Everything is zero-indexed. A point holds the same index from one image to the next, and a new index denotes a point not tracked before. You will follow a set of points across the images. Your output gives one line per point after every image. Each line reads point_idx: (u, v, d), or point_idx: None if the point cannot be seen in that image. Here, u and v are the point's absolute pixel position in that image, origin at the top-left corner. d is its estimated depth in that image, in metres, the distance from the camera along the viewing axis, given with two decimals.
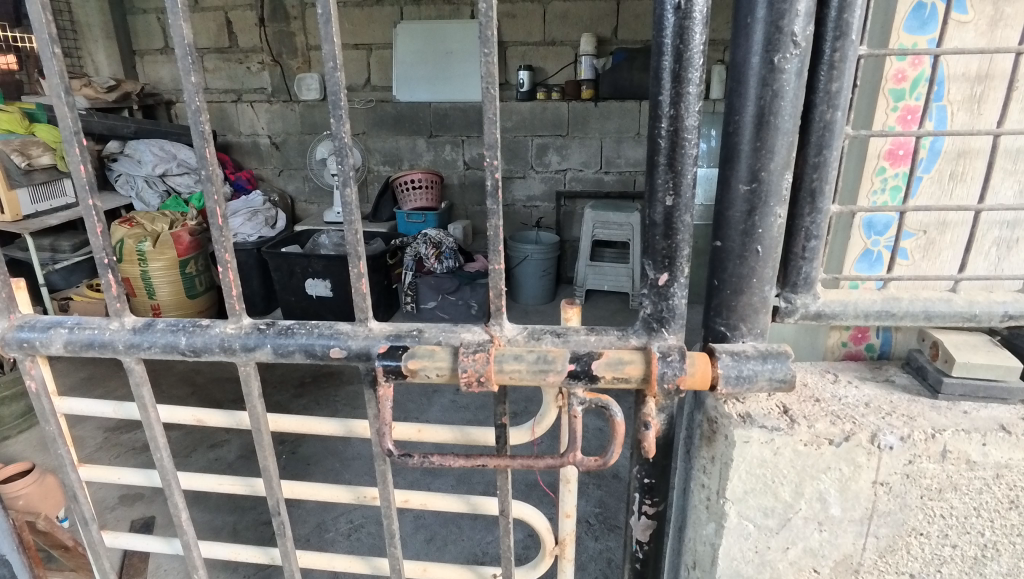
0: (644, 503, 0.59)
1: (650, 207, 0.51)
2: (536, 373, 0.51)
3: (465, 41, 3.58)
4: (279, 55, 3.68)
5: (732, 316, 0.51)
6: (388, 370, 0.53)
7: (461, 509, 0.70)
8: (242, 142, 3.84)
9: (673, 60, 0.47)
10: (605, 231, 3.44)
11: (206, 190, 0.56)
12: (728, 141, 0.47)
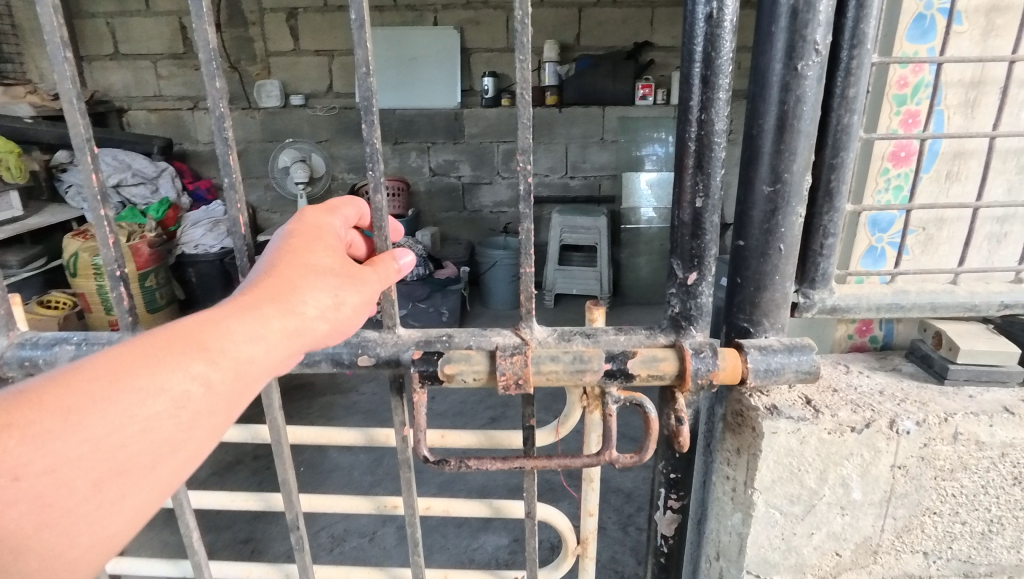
0: (670, 497, 0.63)
1: (679, 208, 0.55)
2: (573, 374, 0.55)
3: (429, 47, 3.56)
4: (238, 61, 3.62)
5: (755, 312, 0.55)
6: (424, 376, 0.57)
7: (483, 513, 0.75)
8: (200, 150, 3.72)
9: (703, 66, 0.50)
10: (573, 236, 3.49)
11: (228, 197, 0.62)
12: (751, 144, 0.51)
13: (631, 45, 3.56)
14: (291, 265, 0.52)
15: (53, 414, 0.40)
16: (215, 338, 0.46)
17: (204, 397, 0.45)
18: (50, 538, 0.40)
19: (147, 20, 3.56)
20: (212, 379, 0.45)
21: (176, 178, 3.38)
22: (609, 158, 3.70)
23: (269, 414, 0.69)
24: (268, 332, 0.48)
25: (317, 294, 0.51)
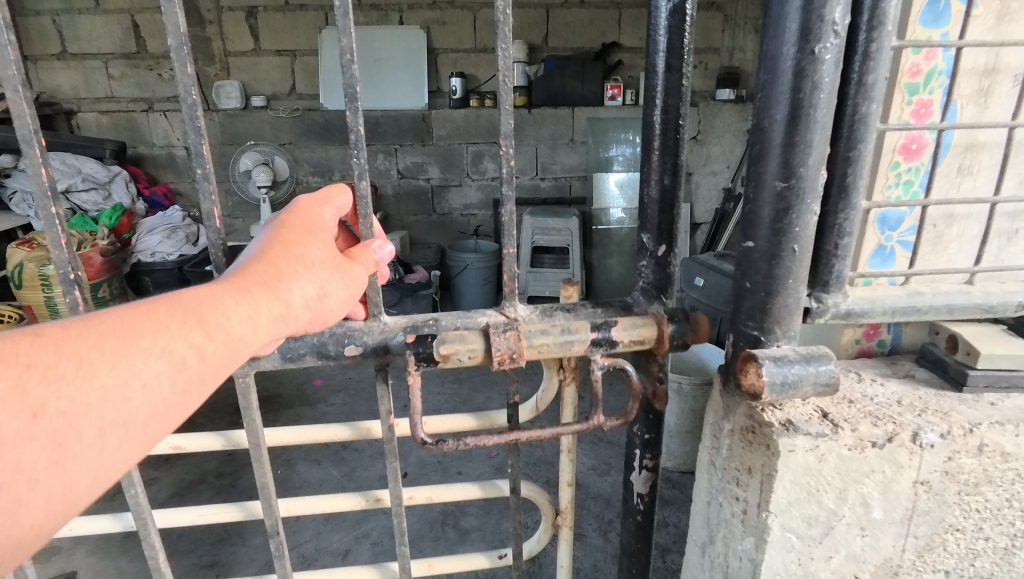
0: (645, 456, 0.76)
1: (649, 188, 0.66)
2: (563, 345, 0.64)
3: (394, 47, 3.49)
4: (195, 61, 3.49)
5: (767, 321, 0.56)
6: (424, 358, 0.63)
7: (473, 494, 0.80)
8: (156, 154, 3.57)
9: (665, 69, 0.62)
10: (544, 237, 3.46)
11: (201, 189, 0.63)
12: (763, 136, 0.52)
13: (598, 46, 3.55)
14: (279, 254, 0.55)
15: (67, 359, 0.42)
16: (213, 314, 0.49)
17: (197, 366, 0.48)
18: (56, 474, 0.41)
19: (96, 19, 3.40)
20: (205, 352, 0.48)
21: (131, 183, 3.20)
22: (579, 160, 3.69)
23: (246, 415, 0.70)
24: (257, 315, 0.52)
25: (302, 285, 0.55)
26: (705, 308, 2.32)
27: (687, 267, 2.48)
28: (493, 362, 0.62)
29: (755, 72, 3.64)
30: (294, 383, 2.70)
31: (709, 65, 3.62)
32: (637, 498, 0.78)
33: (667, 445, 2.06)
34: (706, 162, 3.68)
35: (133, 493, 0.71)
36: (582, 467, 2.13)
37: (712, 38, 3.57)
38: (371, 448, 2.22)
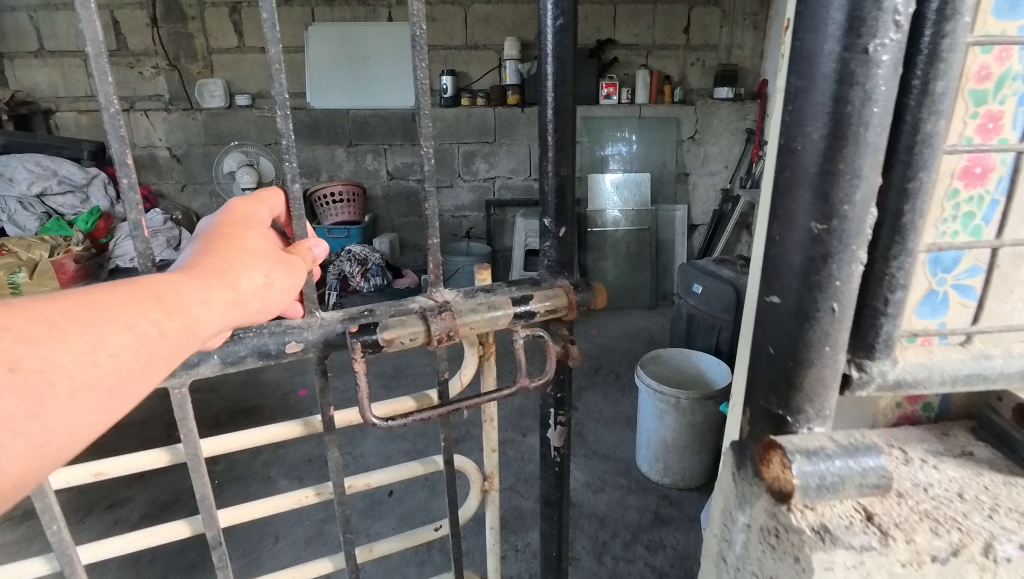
0: (559, 414, 0.78)
1: (545, 177, 0.70)
2: (490, 320, 0.64)
3: (383, 45, 3.38)
4: (177, 59, 3.37)
5: (796, 398, 0.48)
6: (367, 344, 0.59)
7: (408, 472, 0.82)
8: (137, 154, 3.45)
9: (555, 63, 0.66)
10: (538, 240, 3.37)
11: (127, 199, 0.55)
12: (793, 163, 0.43)
13: (593, 43, 3.44)
14: (235, 243, 0.52)
15: (39, 324, 0.40)
16: (172, 294, 0.46)
17: (158, 344, 0.45)
18: (20, 437, 0.39)
19: (74, 15, 3.28)
20: (166, 331, 0.45)
21: (110, 185, 3.08)
22: (574, 160, 3.59)
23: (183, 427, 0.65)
24: (214, 299, 0.48)
25: (256, 272, 0.51)
26: (704, 316, 2.24)
27: (685, 273, 2.40)
28: (433, 340, 0.61)
29: (753, 70, 3.55)
30: (278, 393, 2.60)
31: (706, 63, 3.52)
32: (562, 460, 0.81)
33: (665, 460, 1.99)
34: (703, 162, 3.61)
35: (53, 524, 0.63)
36: (575, 483, 2.04)
37: (710, 34, 3.47)
38: (356, 464, 2.13)
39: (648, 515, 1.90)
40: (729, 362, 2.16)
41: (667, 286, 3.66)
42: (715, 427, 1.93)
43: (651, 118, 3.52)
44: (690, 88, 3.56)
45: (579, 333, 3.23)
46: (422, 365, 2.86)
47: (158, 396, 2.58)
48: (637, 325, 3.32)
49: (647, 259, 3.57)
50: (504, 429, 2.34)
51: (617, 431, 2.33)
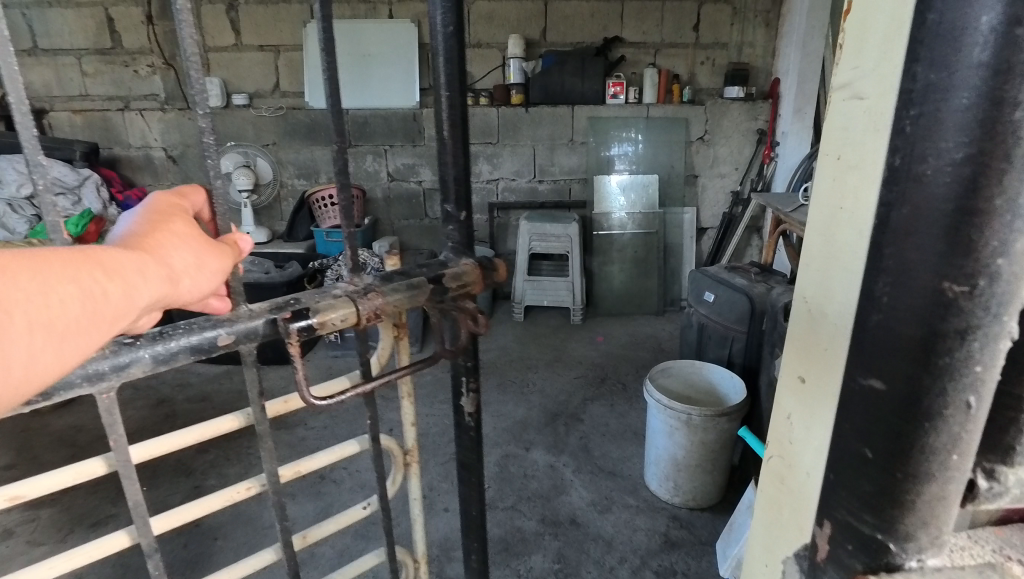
0: (470, 382, 0.81)
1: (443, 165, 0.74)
2: (410, 296, 0.67)
3: (383, 43, 3.29)
4: (172, 57, 3.29)
5: (910, 517, 0.36)
6: (302, 330, 0.59)
7: (330, 458, 0.85)
8: (132, 156, 3.37)
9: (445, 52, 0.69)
10: (542, 244, 3.26)
11: (42, 212, 0.50)
12: (907, 213, 0.32)
13: (600, 41, 3.34)
14: (164, 221, 0.48)
15: None
16: (106, 259, 0.42)
17: (82, 308, 0.40)
18: None
19: (67, 12, 3.20)
20: (95, 296, 0.40)
21: (103, 188, 3.01)
22: (579, 161, 3.49)
23: (111, 434, 0.59)
24: (148, 270, 0.43)
25: (187, 252, 0.47)
26: (716, 327, 2.13)
27: (695, 281, 2.30)
28: (363, 321, 0.63)
29: (765, 68, 3.43)
30: None
31: (716, 61, 3.41)
32: (477, 426, 0.84)
33: (675, 479, 1.89)
34: (712, 163, 3.50)
35: None
36: (581, 502, 1.94)
37: (721, 32, 3.36)
38: (351, 480, 2.04)
39: (658, 537, 1.80)
40: (742, 375, 2.06)
41: (674, 292, 3.56)
42: (727, 444, 1.83)
43: (659, 118, 3.41)
44: (699, 87, 3.45)
45: (585, 341, 3.13)
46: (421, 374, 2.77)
47: (149, 406, 2.49)
48: (644, 333, 3.22)
49: (655, 263, 3.47)
50: (506, 443, 2.25)
51: (624, 446, 2.23)
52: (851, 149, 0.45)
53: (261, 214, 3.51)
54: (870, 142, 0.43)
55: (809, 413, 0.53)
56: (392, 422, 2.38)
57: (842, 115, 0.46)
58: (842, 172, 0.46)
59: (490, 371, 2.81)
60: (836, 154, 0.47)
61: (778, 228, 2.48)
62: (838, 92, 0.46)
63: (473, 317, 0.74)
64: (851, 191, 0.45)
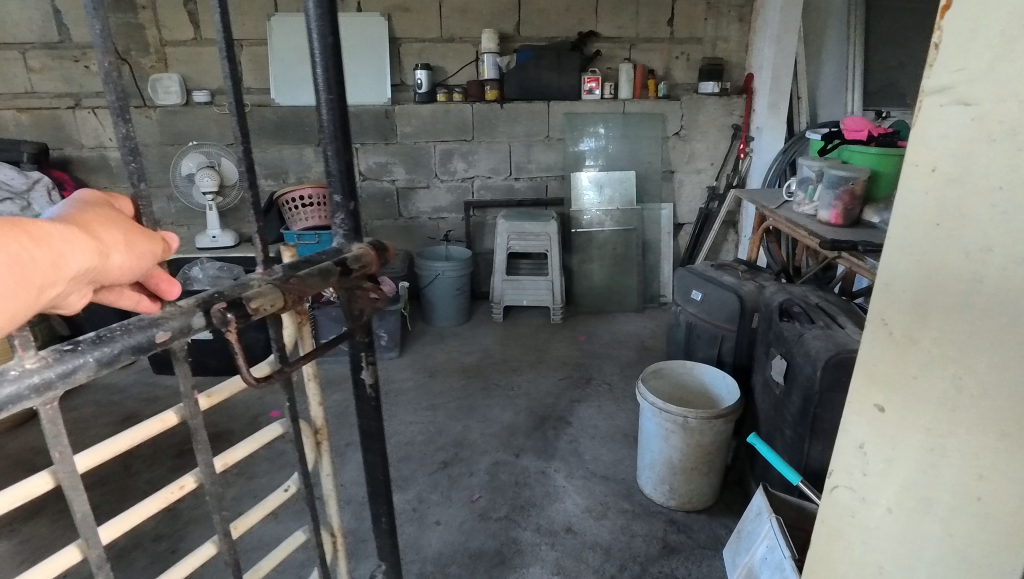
0: (369, 357, 0.87)
1: (328, 161, 0.77)
2: (320, 276, 0.72)
3: (353, 37, 3.17)
4: (127, 52, 3.10)
5: None
6: (240, 317, 0.60)
7: (256, 445, 0.82)
8: (85, 156, 3.18)
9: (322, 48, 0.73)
10: (521, 243, 3.20)
11: None
12: None
13: (575, 36, 3.29)
14: (88, 210, 0.48)
15: None
16: (39, 226, 0.41)
17: (27, 273, 0.40)
18: None
19: (10, 4, 2.99)
20: (36, 259, 0.40)
21: (55, 191, 2.83)
22: (556, 158, 3.44)
23: (51, 446, 0.54)
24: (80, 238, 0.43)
25: (115, 231, 0.47)
26: (705, 326, 2.11)
27: (682, 279, 2.27)
28: (288, 305, 0.66)
29: (739, 63, 3.44)
30: (247, 416, 2.40)
31: (691, 56, 3.40)
32: (376, 396, 0.90)
33: (671, 483, 1.85)
34: (689, 159, 3.49)
35: None
36: (576, 509, 1.90)
37: (695, 27, 3.34)
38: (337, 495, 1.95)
39: (657, 542, 1.76)
40: (733, 374, 2.05)
41: (653, 288, 3.55)
42: (723, 446, 1.81)
43: (636, 114, 3.39)
44: (675, 82, 3.44)
45: (567, 341, 3.09)
46: (403, 381, 2.69)
47: (113, 424, 2.35)
48: (625, 331, 3.20)
49: (634, 260, 3.45)
50: (496, 449, 2.19)
51: (615, 448, 2.20)
52: (949, 159, 0.49)
53: (227, 217, 3.36)
54: (978, 152, 0.47)
55: (883, 440, 0.57)
56: (376, 432, 2.30)
57: (941, 119, 0.49)
58: (937, 185, 0.50)
59: (473, 375, 2.74)
60: (932, 165, 0.50)
61: (761, 225, 2.48)
62: (933, 96, 0.50)
63: (375, 292, 0.81)
64: (949, 209, 0.49)
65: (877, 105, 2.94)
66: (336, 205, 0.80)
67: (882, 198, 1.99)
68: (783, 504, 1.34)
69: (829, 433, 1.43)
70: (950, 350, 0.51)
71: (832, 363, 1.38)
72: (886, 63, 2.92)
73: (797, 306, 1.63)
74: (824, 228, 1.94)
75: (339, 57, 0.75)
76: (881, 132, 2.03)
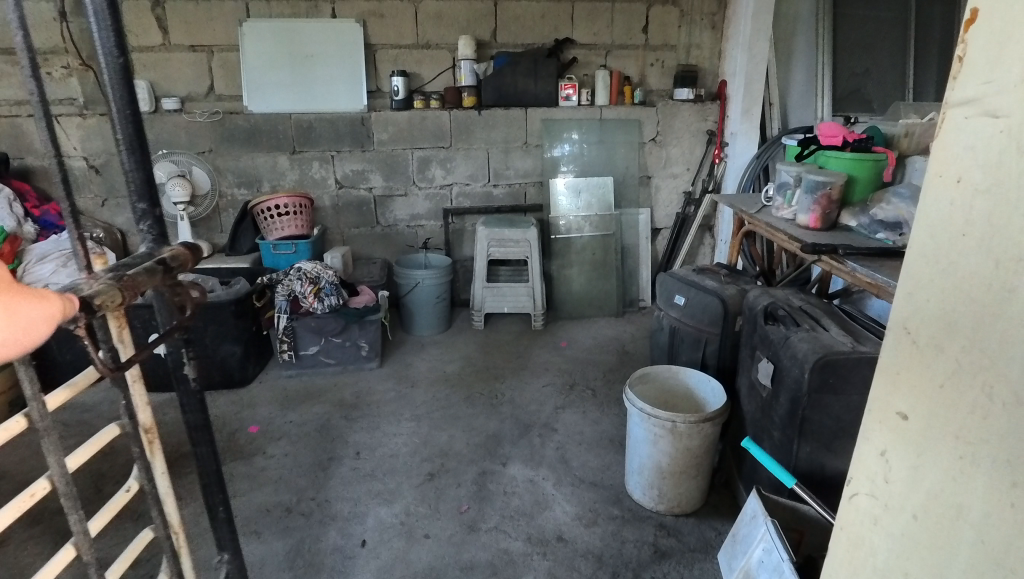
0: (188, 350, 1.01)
1: (131, 171, 0.92)
2: (146, 273, 0.86)
3: (327, 42, 3.12)
4: (91, 57, 3.00)
5: None
6: (85, 315, 0.73)
7: (92, 449, 0.88)
8: (47, 166, 3.06)
9: (111, 72, 0.86)
10: (501, 249, 3.18)
11: None
12: None
13: (551, 42, 3.30)
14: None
15: None
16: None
17: None
18: None
19: None
20: None
21: (16, 203, 2.72)
22: (534, 164, 3.44)
23: None
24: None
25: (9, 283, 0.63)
26: (688, 330, 2.12)
27: (663, 284, 2.28)
28: (123, 298, 0.80)
29: (712, 69, 3.49)
30: (224, 432, 2.33)
31: (665, 63, 3.44)
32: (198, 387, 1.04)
33: (660, 487, 1.85)
34: (664, 164, 3.53)
35: None
36: (565, 517, 1.89)
37: (669, 34, 3.39)
38: (321, 511, 1.91)
39: (648, 548, 1.76)
40: (717, 376, 2.07)
41: (632, 293, 3.57)
42: (711, 449, 1.82)
43: (612, 120, 3.41)
44: (650, 89, 3.47)
45: (549, 347, 3.08)
46: (384, 391, 2.65)
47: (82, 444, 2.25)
48: (606, 335, 3.21)
49: (613, 265, 3.47)
50: (482, 459, 2.17)
51: (602, 454, 2.19)
52: (973, 170, 0.53)
53: (198, 226, 3.27)
54: (998, 166, 0.51)
55: (904, 445, 0.62)
56: (359, 444, 2.26)
57: (968, 129, 0.53)
58: (961, 194, 0.54)
59: (456, 383, 2.72)
60: (956, 176, 0.55)
61: (740, 229, 2.51)
62: (958, 107, 0.54)
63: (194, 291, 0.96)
64: (969, 221, 0.54)
65: (846, 110, 3.01)
66: (140, 213, 0.93)
67: (858, 202, 2.03)
68: (776, 506, 1.36)
69: (817, 434, 1.45)
70: (966, 348, 0.55)
71: (819, 365, 1.40)
72: (854, 70, 2.99)
73: (782, 310, 1.65)
74: (803, 232, 1.97)
75: (129, 77, 0.88)
76: (855, 138, 2.07)
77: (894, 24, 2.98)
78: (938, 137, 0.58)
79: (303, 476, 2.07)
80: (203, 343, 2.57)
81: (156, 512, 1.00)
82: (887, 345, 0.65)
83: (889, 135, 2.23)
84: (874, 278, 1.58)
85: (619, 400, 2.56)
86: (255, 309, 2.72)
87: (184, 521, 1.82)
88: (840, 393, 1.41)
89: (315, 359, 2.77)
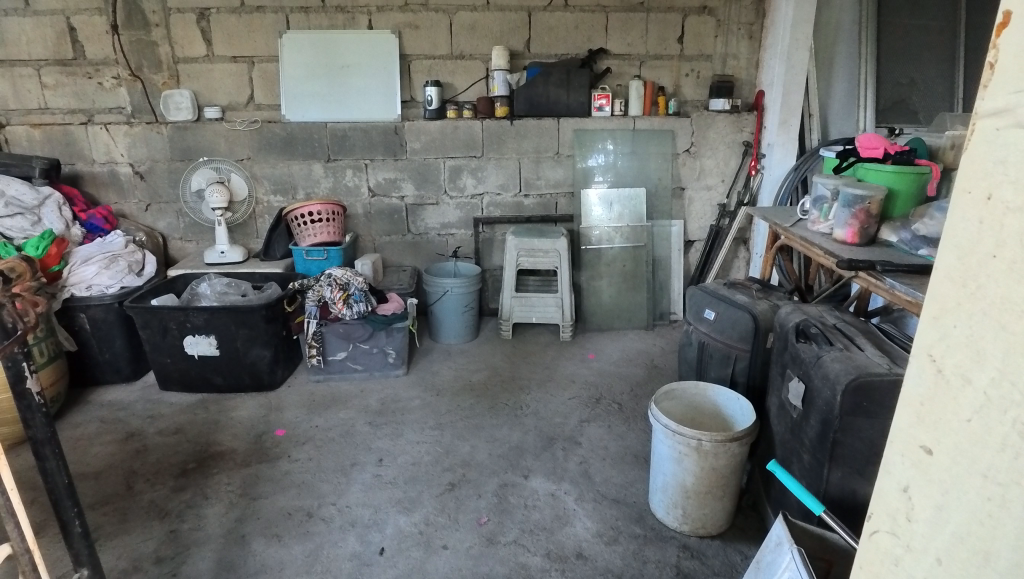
0: None
1: None
2: None
3: (362, 53, 3.18)
4: (140, 68, 3.12)
5: None
6: None
7: None
8: (96, 171, 3.18)
9: None
10: (530, 259, 3.16)
11: None
12: None
13: (584, 53, 3.29)
14: None
15: None
16: None
17: None
18: None
19: (25, 20, 3.01)
20: None
21: (64, 207, 2.83)
22: (565, 174, 3.42)
23: None
24: None
25: None
26: (717, 345, 2.07)
27: (694, 298, 2.23)
28: None
29: (749, 80, 3.42)
30: (252, 434, 2.38)
31: (701, 74, 3.39)
32: None
33: (684, 507, 1.80)
34: (698, 175, 3.47)
35: None
36: (586, 533, 1.85)
37: (705, 44, 3.34)
38: (341, 517, 1.92)
39: (670, 569, 1.71)
40: (747, 395, 2.01)
41: (663, 305, 3.51)
42: (738, 469, 1.76)
43: (645, 130, 3.37)
44: (684, 99, 3.43)
45: (576, 359, 3.05)
46: (409, 399, 2.65)
47: (117, 441, 2.32)
48: (635, 348, 3.16)
49: (644, 278, 3.42)
50: (503, 471, 2.15)
51: (625, 470, 2.15)
52: (1005, 187, 0.49)
53: (235, 232, 3.35)
54: None
55: (928, 481, 0.58)
56: (382, 451, 2.26)
57: (998, 142, 0.50)
58: (992, 213, 0.51)
59: (481, 393, 2.70)
60: (986, 193, 0.51)
61: (774, 243, 2.45)
62: (988, 118, 0.51)
63: None
64: (1000, 241, 0.50)
65: (890, 121, 2.91)
66: None
67: (899, 217, 1.95)
68: (803, 533, 1.29)
69: (850, 459, 1.39)
70: (1000, 377, 0.51)
71: (852, 387, 1.34)
72: (898, 80, 2.89)
73: (814, 327, 1.59)
74: (839, 247, 1.90)
75: None
76: (897, 150, 2.00)
77: (942, 33, 2.88)
78: (966, 150, 0.54)
79: (325, 481, 2.09)
80: (235, 346, 2.63)
81: (12, 522, 0.92)
82: (910, 372, 0.61)
83: (933, 148, 2.14)
84: (914, 297, 1.51)
85: (645, 415, 2.50)
86: (285, 314, 2.76)
87: (207, 523, 1.89)
88: (873, 417, 1.35)
89: (343, 365, 2.80)
